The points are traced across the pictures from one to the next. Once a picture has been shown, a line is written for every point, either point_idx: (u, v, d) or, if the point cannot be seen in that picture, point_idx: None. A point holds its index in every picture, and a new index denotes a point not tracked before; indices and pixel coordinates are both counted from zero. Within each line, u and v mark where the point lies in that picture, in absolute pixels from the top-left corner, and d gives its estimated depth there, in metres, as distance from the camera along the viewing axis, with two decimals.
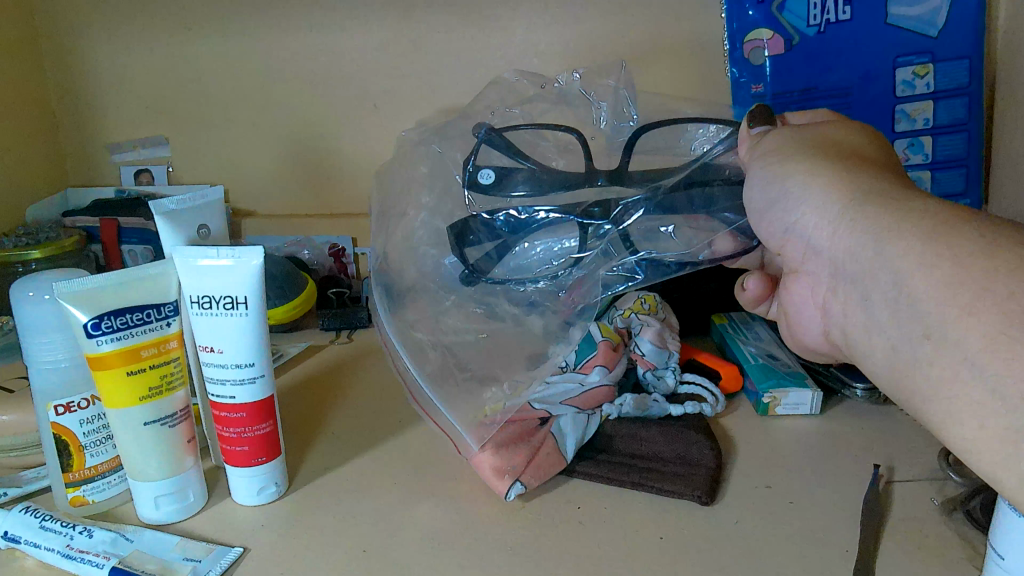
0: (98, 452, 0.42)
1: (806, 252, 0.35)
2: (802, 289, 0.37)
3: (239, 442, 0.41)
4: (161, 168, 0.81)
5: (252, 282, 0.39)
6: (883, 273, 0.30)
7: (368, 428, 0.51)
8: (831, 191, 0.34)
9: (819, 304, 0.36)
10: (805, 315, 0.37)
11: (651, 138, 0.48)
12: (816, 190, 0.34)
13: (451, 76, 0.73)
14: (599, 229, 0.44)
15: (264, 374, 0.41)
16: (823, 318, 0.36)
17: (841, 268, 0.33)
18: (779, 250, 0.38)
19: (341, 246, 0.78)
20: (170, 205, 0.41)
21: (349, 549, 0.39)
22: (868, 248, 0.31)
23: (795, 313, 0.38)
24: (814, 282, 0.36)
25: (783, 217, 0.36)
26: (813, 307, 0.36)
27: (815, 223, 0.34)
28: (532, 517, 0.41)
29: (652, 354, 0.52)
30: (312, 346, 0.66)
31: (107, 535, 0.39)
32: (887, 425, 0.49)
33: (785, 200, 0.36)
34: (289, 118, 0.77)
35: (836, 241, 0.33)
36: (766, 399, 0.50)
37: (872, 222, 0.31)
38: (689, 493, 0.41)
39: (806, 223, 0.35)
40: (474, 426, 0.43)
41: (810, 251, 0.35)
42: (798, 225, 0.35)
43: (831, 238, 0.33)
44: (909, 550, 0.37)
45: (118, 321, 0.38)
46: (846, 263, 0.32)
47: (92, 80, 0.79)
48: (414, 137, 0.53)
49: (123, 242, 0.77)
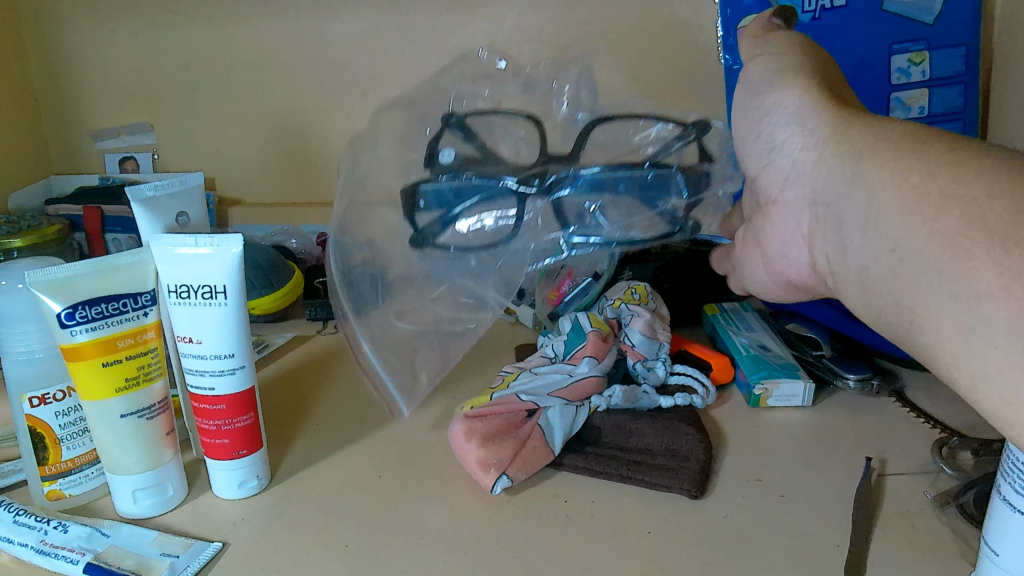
0: (75, 445, 0.41)
1: (788, 177, 0.35)
2: (780, 219, 0.37)
3: (219, 434, 0.40)
4: (146, 154, 0.80)
5: (232, 270, 0.38)
6: (859, 195, 0.30)
7: (353, 422, 0.50)
8: (821, 115, 0.34)
9: (796, 234, 0.36)
10: (782, 244, 0.37)
11: (604, 132, 0.56)
12: (806, 113, 0.34)
13: (440, 62, 0.72)
14: (533, 200, 0.53)
15: (244, 365, 0.40)
16: (808, 247, 0.35)
17: (818, 192, 0.33)
18: (763, 179, 0.38)
19: (328, 234, 0.77)
20: (147, 190, 0.40)
21: (331, 544, 0.38)
22: (845, 167, 0.31)
23: (779, 247, 0.38)
24: (792, 210, 0.36)
25: (770, 137, 0.36)
26: (799, 239, 0.36)
27: (799, 145, 0.34)
28: (518, 511, 0.40)
29: (642, 345, 0.52)
30: (299, 337, 0.64)
31: (83, 531, 0.38)
32: (879, 417, 0.48)
33: (775, 121, 0.36)
34: (276, 105, 0.76)
35: (818, 163, 0.33)
36: (758, 390, 0.49)
37: (856, 142, 0.31)
38: (678, 488, 0.41)
39: (791, 146, 0.35)
40: (460, 418, 0.45)
41: (792, 176, 0.35)
42: (784, 147, 0.35)
43: (814, 160, 0.33)
44: (900, 544, 0.36)
45: (93, 310, 0.37)
46: (825, 185, 0.33)
47: (75, 65, 0.77)
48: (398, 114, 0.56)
49: (107, 230, 0.75)
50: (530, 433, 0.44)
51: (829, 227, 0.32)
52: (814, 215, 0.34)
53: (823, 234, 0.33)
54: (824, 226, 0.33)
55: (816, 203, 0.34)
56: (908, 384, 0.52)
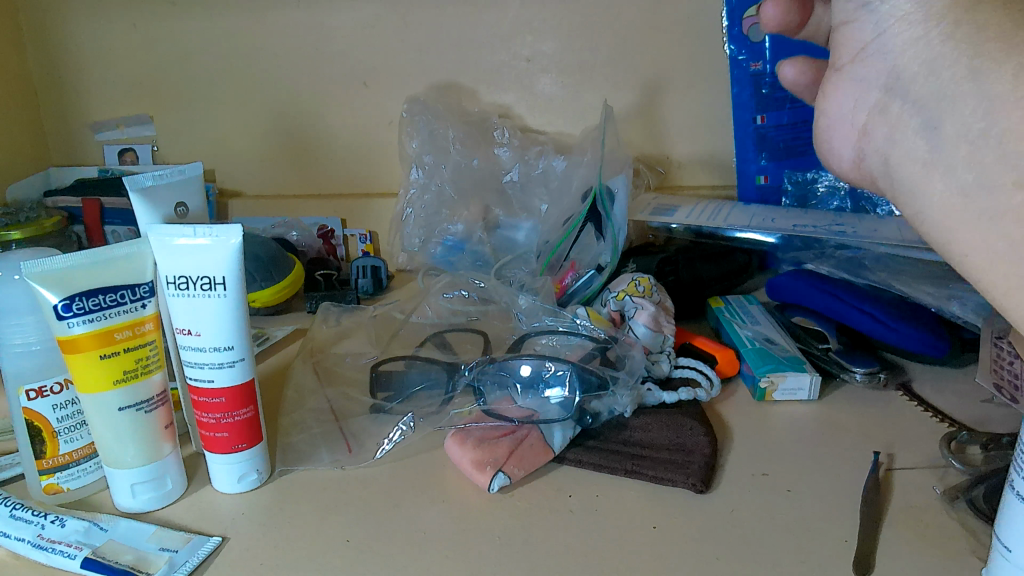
0: (72, 438, 0.40)
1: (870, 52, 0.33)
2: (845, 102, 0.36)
3: (218, 428, 0.40)
4: (145, 146, 0.79)
5: (231, 261, 0.38)
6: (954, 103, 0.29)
7: (351, 412, 0.49)
8: None
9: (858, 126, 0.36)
10: (841, 132, 0.37)
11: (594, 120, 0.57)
12: None
13: (442, 53, 0.71)
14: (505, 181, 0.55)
15: (243, 358, 0.39)
16: (858, 141, 0.36)
17: (900, 80, 0.32)
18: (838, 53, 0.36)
19: (329, 227, 0.77)
20: (145, 181, 0.40)
21: (332, 539, 0.38)
22: (950, 63, 0.29)
23: (829, 136, 0.38)
24: (862, 92, 0.35)
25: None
26: (850, 128, 0.36)
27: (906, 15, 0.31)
28: (521, 505, 0.40)
29: (646, 337, 0.51)
30: (299, 329, 0.64)
31: (80, 525, 0.38)
32: (886, 411, 0.47)
33: None
34: (275, 96, 0.75)
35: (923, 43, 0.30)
36: (764, 383, 0.48)
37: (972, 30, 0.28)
38: (684, 482, 0.40)
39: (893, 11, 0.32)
40: (453, 435, 0.44)
41: (879, 49, 0.33)
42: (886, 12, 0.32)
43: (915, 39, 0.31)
44: (909, 540, 0.36)
45: (90, 302, 0.36)
46: (915, 72, 0.31)
47: (74, 56, 0.77)
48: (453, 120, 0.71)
49: (106, 222, 0.74)
50: (527, 433, 0.43)
51: (908, 123, 0.32)
52: (880, 106, 0.34)
53: (895, 131, 0.33)
54: (893, 120, 0.33)
55: (887, 91, 0.33)
56: (915, 378, 0.52)
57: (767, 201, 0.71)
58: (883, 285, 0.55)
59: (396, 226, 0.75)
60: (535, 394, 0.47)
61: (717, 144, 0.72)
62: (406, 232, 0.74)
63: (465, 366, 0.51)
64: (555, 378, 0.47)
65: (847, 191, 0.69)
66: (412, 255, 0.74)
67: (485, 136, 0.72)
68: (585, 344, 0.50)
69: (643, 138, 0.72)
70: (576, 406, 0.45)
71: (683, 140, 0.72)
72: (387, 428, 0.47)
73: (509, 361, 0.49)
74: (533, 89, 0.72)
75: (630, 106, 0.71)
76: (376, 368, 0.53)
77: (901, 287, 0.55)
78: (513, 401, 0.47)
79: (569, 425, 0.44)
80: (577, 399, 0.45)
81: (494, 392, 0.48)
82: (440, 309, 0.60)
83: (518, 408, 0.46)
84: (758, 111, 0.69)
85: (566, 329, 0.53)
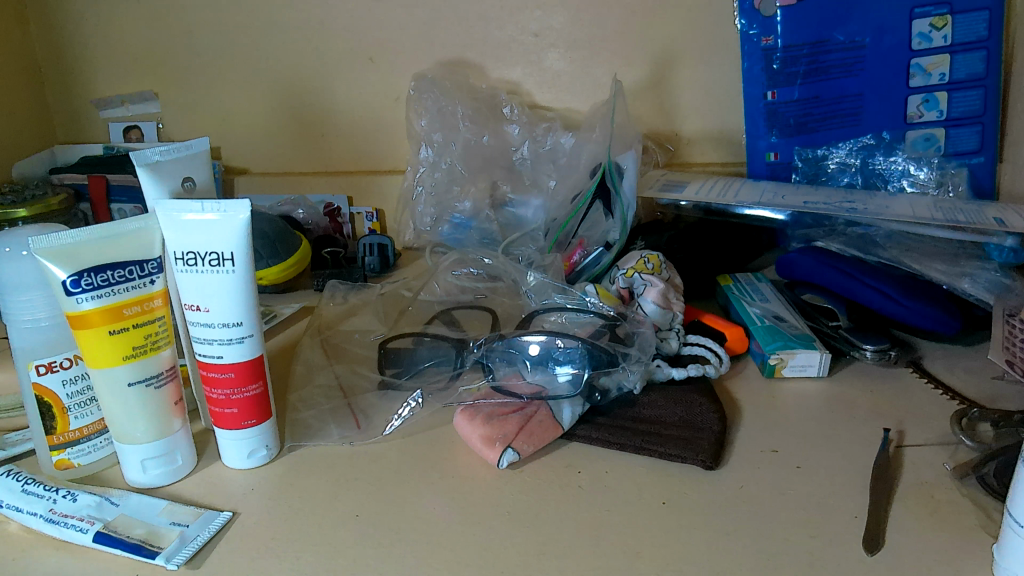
0: (83, 414, 0.41)
1: None
2: None
3: (228, 404, 0.40)
4: (150, 124, 0.79)
5: (239, 237, 0.37)
6: None
7: (360, 388, 0.49)
8: None
9: None
10: None
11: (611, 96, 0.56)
12: None
13: (450, 28, 0.70)
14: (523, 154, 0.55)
15: (252, 334, 0.39)
16: None
17: None
18: None
19: (336, 205, 0.77)
20: (153, 155, 0.40)
21: (341, 514, 0.38)
22: None
23: None
24: None
25: None
26: None
27: None
28: (531, 482, 0.40)
29: (655, 314, 0.51)
30: (307, 308, 0.64)
31: (92, 499, 0.38)
32: (898, 388, 0.47)
33: None
34: (281, 73, 0.75)
35: None
36: (773, 360, 0.48)
37: None
38: (693, 458, 0.40)
39: None
40: (462, 409, 0.44)
41: None
42: None
43: None
44: (920, 516, 0.36)
45: (98, 278, 0.36)
46: None
47: (79, 33, 0.76)
48: (481, 93, 0.71)
49: (112, 200, 0.74)
50: (536, 410, 0.43)
51: None
52: None
53: None
54: None
55: None
56: (926, 355, 0.51)
57: (778, 177, 0.70)
58: (893, 261, 0.55)
59: (404, 204, 0.75)
60: (545, 370, 0.47)
61: (727, 121, 0.71)
62: (418, 211, 0.74)
63: (473, 343, 0.51)
64: (565, 355, 0.47)
65: (857, 168, 0.67)
66: (421, 234, 0.74)
67: (495, 113, 0.71)
68: (594, 320, 0.50)
69: (653, 113, 0.72)
70: (586, 382, 0.45)
71: (694, 116, 0.71)
72: (395, 405, 0.47)
73: (518, 338, 0.49)
74: (542, 65, 0.71)
75: (640, 81, 0.70)
76: (384, 345, 0.53)
77: (912, 264, 0.54)
78: (522, 377, 0.47)
79: (578, 401, 0.44)
80: (586, 375, 0.45)
81: (503, 368, 0.48)
82: (449, 286, 0.61)
83: (525, 385, 0.46)
84: (769, 87, 0.67)
85: (575, 307, 0.52)
